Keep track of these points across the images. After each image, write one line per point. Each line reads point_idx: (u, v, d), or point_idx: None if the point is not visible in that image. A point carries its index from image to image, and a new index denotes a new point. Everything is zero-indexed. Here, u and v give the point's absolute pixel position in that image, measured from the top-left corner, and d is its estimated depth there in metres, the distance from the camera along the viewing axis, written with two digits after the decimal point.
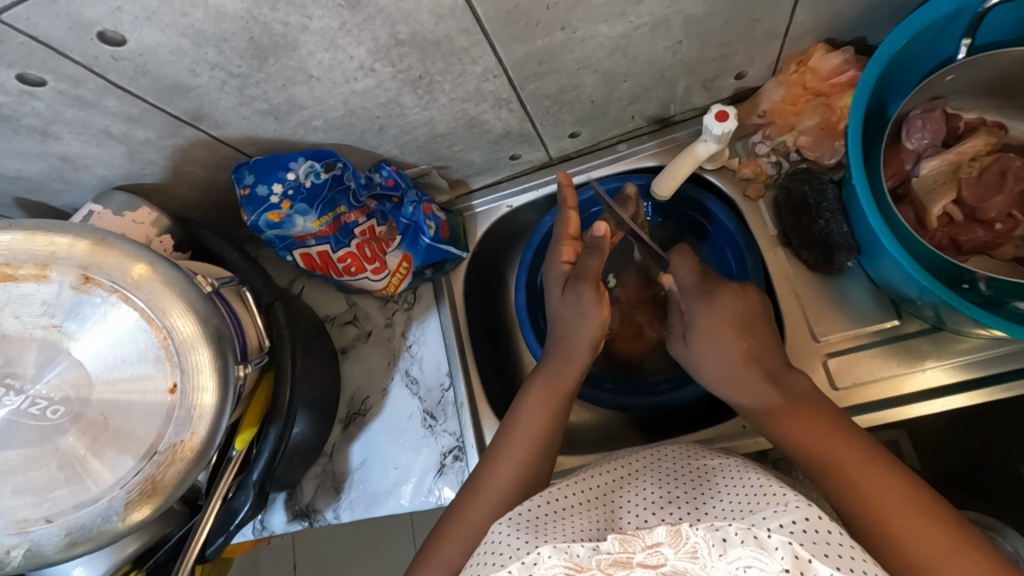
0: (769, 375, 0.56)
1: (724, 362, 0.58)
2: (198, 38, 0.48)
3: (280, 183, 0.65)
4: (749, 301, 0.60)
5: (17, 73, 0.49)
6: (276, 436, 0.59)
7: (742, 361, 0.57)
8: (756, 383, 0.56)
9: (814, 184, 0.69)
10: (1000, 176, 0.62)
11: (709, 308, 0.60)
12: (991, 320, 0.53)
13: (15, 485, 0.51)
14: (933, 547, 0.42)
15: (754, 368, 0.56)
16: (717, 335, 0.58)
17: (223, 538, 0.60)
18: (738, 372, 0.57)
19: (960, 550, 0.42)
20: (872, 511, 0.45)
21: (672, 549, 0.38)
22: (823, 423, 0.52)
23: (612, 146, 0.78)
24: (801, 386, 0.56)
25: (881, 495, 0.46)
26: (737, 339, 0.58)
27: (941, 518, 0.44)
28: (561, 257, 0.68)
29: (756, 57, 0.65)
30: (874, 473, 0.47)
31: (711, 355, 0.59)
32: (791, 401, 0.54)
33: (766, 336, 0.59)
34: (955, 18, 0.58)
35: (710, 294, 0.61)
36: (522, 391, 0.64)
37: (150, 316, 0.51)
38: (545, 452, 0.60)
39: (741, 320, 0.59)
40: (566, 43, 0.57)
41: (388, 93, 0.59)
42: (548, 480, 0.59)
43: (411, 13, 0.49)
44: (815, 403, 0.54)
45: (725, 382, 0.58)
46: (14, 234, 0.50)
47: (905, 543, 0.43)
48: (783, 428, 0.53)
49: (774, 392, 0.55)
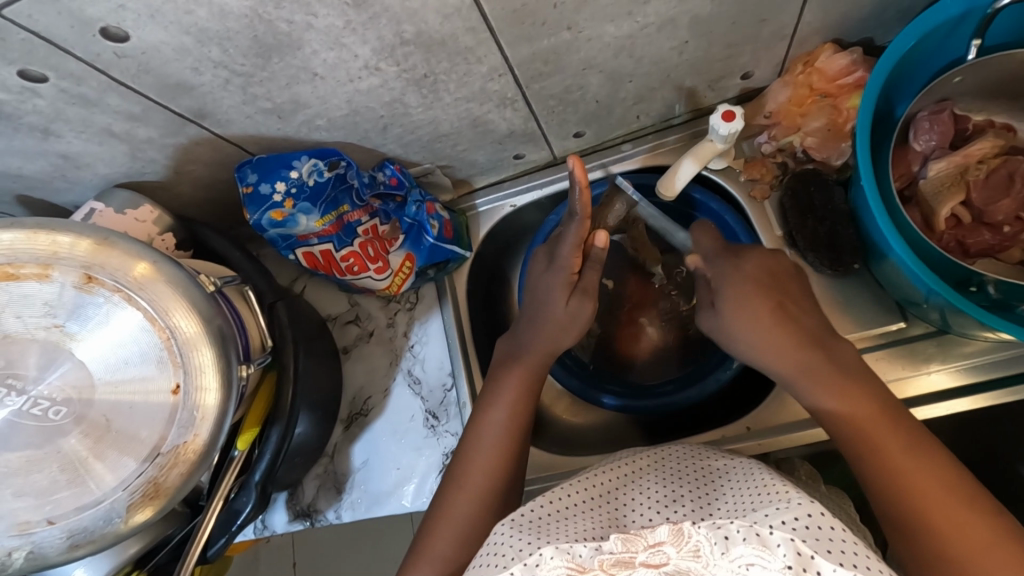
0: (811, 339, 0.55)
1: (757, 322, 0.56)
2: (201, 36, 0.48)
3: (282, 182, 0.65)
4: (776, 261, 0.60)
5: (18, 71, 0.49)
6: (279, 436, 0.59)
7: (778, 323, 0.56)
8: (797, 344, 0.54)
9: (820, 186, 0.69)
10: (1008, 179, 0.61)
11: (734, 267, 0.60)
12: (998, 322, 0.53)
13: (15, 488, 0.50)
14: (975, 541, 0.42)
15: (793, 329, 0.55)
16: (744, 295, 0.57)
17: (224, 539, 0.59)
18: (776, 334, 0.55)
19: (998, 541, 0.42)
20: (914, 509, 0.45)
21: (675, 548, 0.38)
22: (869, 411, 0.50)
23: (618, 146, 0.78)
24: (846, 355, 0.54)
25: (923, 488, 0.46)
26: (767, 296, 0.57)
27: (980, 509, 0.44)
28: (569, 266, 0.64)
29: (763, 58, 0.65)
30: (916, 465, 0.47)
31: (744, 317, 0.57)
32: (840, 381, 0.52)
33: (796, 293, 0.58)
34: (964, 20, 0.58)
35: (737, 256, 0.61)
36: (497, 383, 0.63)
37: (153, 316, 0.50)
38: (522, 444, 0.60)
39: (766, 282, 0.58)
40: (573, 42, 0.56)
41: (392, 92, 0.59)
42: (521, 471, 0.60)
43: (417, 12, 0.48)
44: (859, 373, 0.53)
45: (759, 348, 0.56)
46: (14, 234, 0.50)
47: (946, 538, 0.43)
48: (829, 421, 0.52)
49: (823, 370, 0.53)
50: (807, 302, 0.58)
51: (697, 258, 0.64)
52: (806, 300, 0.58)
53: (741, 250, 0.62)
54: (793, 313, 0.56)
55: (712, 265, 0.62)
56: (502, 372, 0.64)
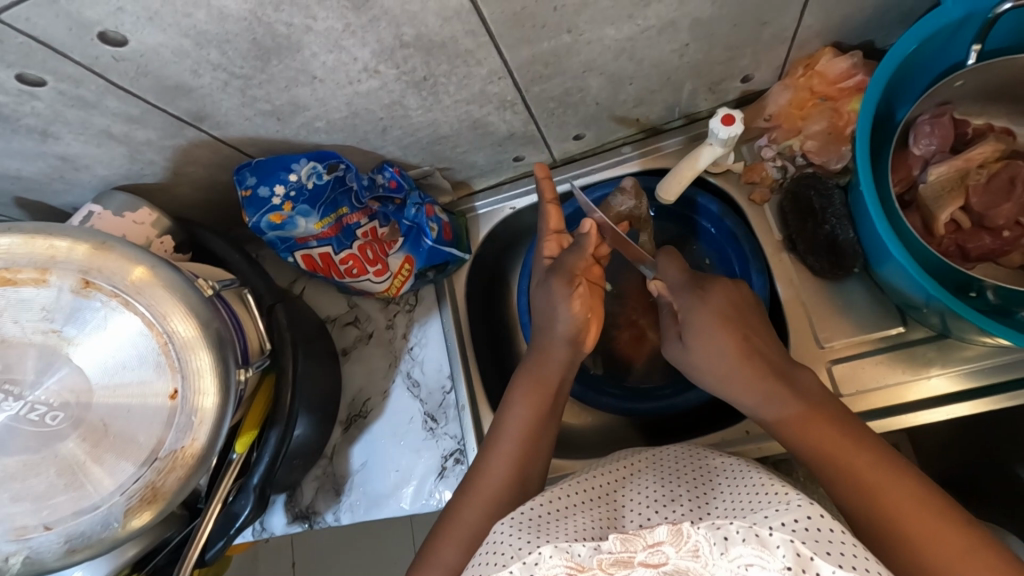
0: (774, 370, 0.55)
1: (720, 357, 0.57)
2: (200, 39, 0.47)
3: (281, 185, 0.65)
4: (741, 294, 0.61)
5: (17, 73, 0.49)
6: (276, 440, 0.59)
7: (740, 358, 0.56)
8: (760, 379, 0.55)
9: (820, 189, 0.68)
10: (1009, 183, 0.61)
11: (703, 300, 0.60)
12: (996, 329, 0.53)
13: (14, 492, 0.51)
14: (950, 553, 0.42)
15: (758, 364, 0.55)
16: (709, 327, 0.58)
17: (223, 542, 0.59)
18: (738, 367, 0.56)
19: (970, 555, 0.42)
20: (890, 520, 0.45)
21: (674, 548, 0.38)
22: (841, 430, 0.51)
23: (618, 148, 0.77)
24: (808, 385, 0.54)
25: (898, 502, 0.45)
26: (728, 333, 0.57)
27: (958, 521, 0.44)
28: (545, 252, 0.72)
29: (762, 61, 0.65)
30: (889, 478, 0.47)
31: (709, 350, 0.58)
32: (806, 407, 0.53)
33: (758, 328, 0.59)
34: (965, 24, 0.57)
35: (701, 289, 0.62)
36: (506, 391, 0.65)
37: (151, 320, 0.50)
38: (535, 450, 0.60)
39: (730, 314, 0.59)
40: (573, 46, 0.56)
41: (391, 94, 0.58)
42: (541, 475, 0.60)
43: (417, 15, 0.48)
44: (825, 406, 0.53)
45: (726, 379, 0.57)
46: (13, 238, 0.50)
47: (921, 549, 0.43)
48: (795, 435, 0.52)
49: (788, 397, 0.53)
50: (769, 336, 0.59)
51: (661, 285, 0.67)
52: (768, 331, 0.59)
53: (706, 282, 0.62)
54: (758, 346, 0.57)
55: (679, 295, 0.64)
56: (511, 385, 0.65)
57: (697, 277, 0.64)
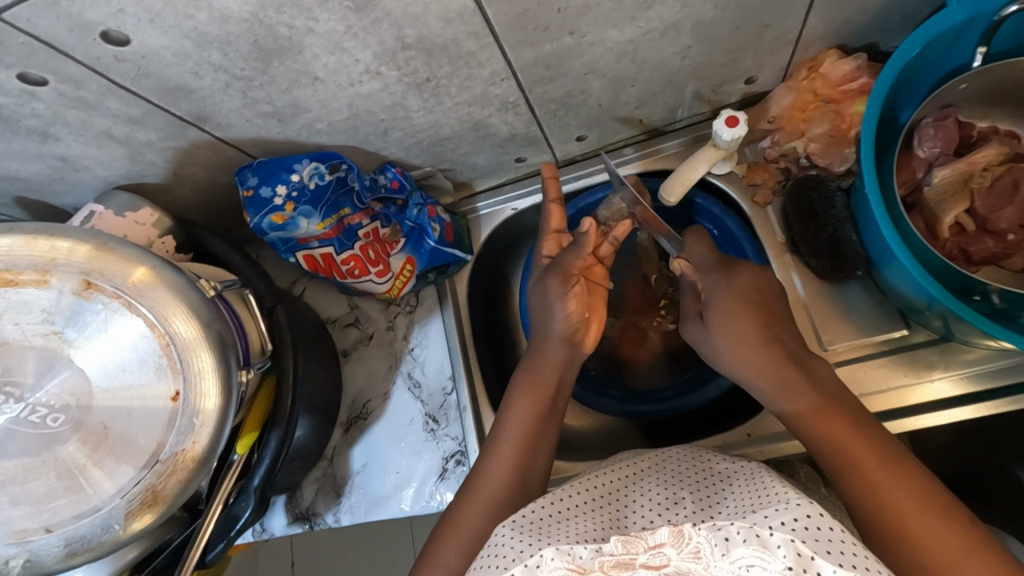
0: (792, 360, 0.55)
1: (740, 344, 0.57)
2: (201, 40, 0.47)
3: (283, 186, 0.64)
4: (765, 277, 0.61)
5: (17, 74, 0.48)
6: (277, 441, 0.59)
7: (761, 344, 0.56)
8: (778, 368, 0.55)
9: (822, 192, 0.68)
10: (1013, 186, 0.60)
11: (728, 282, 0.60)
12: (997, 330, 0.53)
13: (13, 495, 0.50)
14: (951, 554, 0.42)
15: (777, 352, 0.55)
16: (731, 313, 0.58)
17: (222, 544, 0.59)
18: (759, 353, 0.56)
19: (973, 556, 0.42)
20: (895, 522, 0.45)
21: (674, 550, 0.38)
22: (848, 428, 0.50)
23: (620, 150, 0.77)
24: (821, 373, 0.55)
25: (901, 502, 0.45)
26: (755, 317, 0.57)
27: (961, 523, 0.44)
28: (544, 250, 0.72)
29: (766, 63, 0.65)
30: (894, 479, 0.47)
31: (730, 336, 0.57)
32: (819, 400, 0.53)
33: (780, 314, 0.59)
34: (970, 26, 0.57)
35: (727, 270, 0.61)
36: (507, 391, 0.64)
37: (152, 322, 0.50)
38: (534, 452, 0.59)
39: (755, 298, 0.59)
40: (575, 47, 0.56)
41: (393, 96, 0.58)
42: (542, 476, 0.60)
43: (419, 17, 0.48)
44: (838, 399, 0.53)
45: (743, 366, 0.57)
46: (13, 240, 0.50)
47: (925, 550, 0.43)
48: (806, 431, 0.52)
49: (803, 389, 0.53)
50: (788, 324, 0.59)
51: (686, 263, 0.65)
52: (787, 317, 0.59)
53: (734, 263, 0.62)
54: (779, 333, 0.57)
55: (703, 276, 0.62)
56: (513, 384, 0.65)
57: (727, 258, 0.62)
